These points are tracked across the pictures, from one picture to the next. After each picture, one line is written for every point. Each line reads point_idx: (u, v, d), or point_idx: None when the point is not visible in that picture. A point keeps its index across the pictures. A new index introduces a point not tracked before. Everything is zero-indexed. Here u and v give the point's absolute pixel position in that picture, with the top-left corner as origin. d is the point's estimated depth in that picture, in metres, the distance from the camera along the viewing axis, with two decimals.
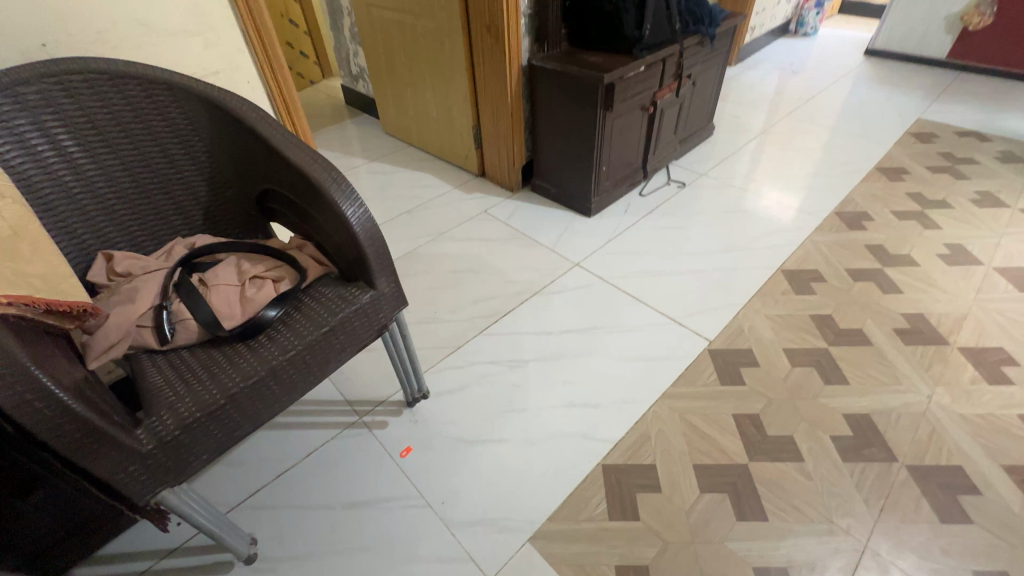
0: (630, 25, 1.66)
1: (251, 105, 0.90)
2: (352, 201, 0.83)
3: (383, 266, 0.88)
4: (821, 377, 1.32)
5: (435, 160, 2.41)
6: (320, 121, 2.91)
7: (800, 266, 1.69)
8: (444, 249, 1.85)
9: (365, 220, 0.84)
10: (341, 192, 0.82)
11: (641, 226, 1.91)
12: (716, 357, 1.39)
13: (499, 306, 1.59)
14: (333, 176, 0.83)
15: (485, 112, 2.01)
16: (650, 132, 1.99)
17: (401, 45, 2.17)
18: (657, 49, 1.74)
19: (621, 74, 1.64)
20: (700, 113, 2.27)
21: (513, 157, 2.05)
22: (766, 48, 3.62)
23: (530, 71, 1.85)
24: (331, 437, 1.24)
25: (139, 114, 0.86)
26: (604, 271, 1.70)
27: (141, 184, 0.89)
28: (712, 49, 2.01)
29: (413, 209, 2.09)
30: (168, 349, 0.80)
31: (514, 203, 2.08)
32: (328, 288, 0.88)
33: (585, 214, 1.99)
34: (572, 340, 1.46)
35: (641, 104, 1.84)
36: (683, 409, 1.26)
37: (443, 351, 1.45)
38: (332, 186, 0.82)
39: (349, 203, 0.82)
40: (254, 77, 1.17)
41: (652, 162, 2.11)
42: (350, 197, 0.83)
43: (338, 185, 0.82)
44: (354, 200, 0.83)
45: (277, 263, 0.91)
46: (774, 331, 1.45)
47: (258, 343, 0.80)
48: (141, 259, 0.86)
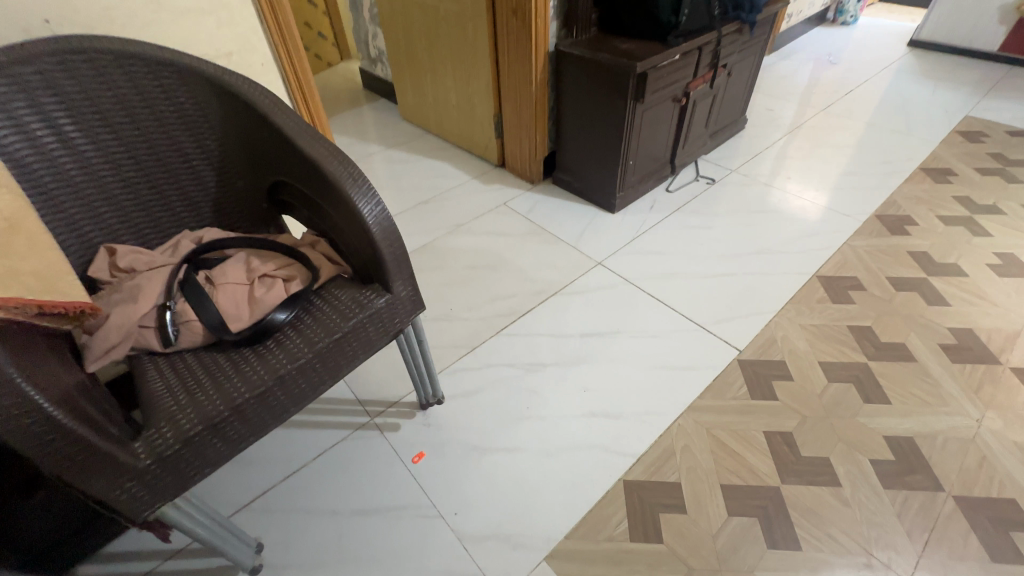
0: (666, 9, 1.55)
1: (264, 91, 0.84)
2: (369, 199, 0.76)
3: (400, 269, 0.82)
4: (860, 394, 1.24)
5: (453, 149, 2.34)
6: (337, 105, 2.84)
7: (837, 272, 1.59)
8: (462, 243, 1.79)
9: (383, 219, 0.78)
10: (357, 188, 0.76)
11: (667, 224, 1.83)
12: (746, 368, 1.31)
13: (517, 305, 1.53)
14: (349, 170, 0.77)
15: (508, 100, 1.93)
16: (681, 125, 1.89)
17: (422, 27, 2.09)
18: (693, 36, 1.63)
19: (655, 63, 1.54)
20: (733, 105, 2.16)
21: (535, 149, 1.97)
22: (802, 37, 3.45)
23: (556, 57, 1.76)
24: (341, 438, 1.20)
25: (146, 99, 0.81)
26: (628, 271, 1.63)
27: (147, 173, 0.84)
28: (751, 37, 1.89)
29: (429, 200, 2.02)
30: (172, 351, 0.75)
31: (534, 197, 2.00)
32: (341, 290, 0.83)
33: (609, 210, 1.90)
34: (593, 344, 1.40)
35: (673, 95, 1.74)
36: (711, 424, 1.19)
37: (458, 351, 1.40)
38: (348, 182, 0.76)
39: (365, 200, 0.76)
40: (268, 59, 1.11)
41: (681, 156, 2.01)
42: (367, 194, 0.76)
43: (354, 180, 0.76)
44: (371, 197, 0.77)
45: (288, 261, 0.86)
46: (809, 343, 1.37)
47: (265, 349, 0.75)
48: (145, 253, 0.81)
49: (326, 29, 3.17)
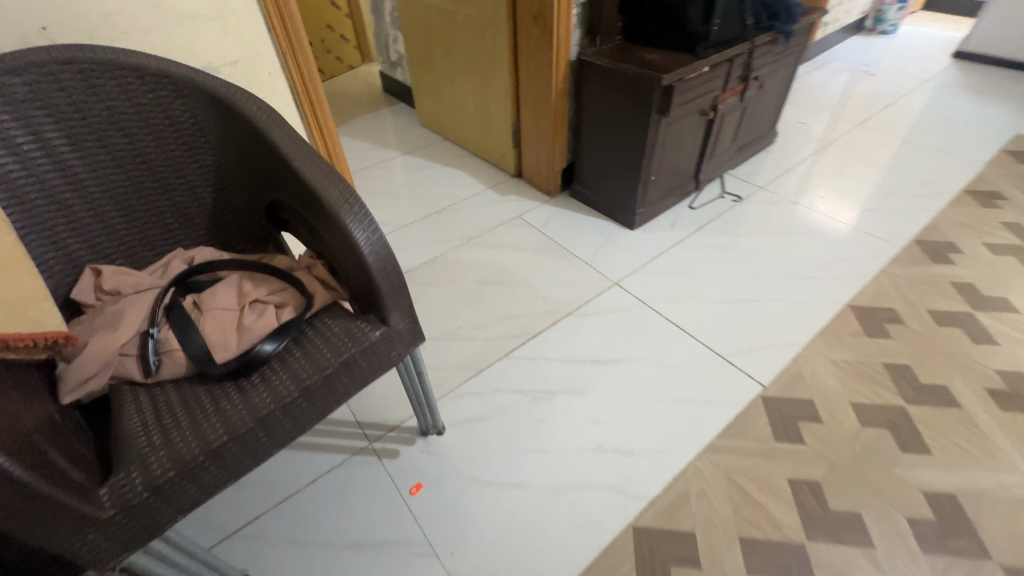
0: (695, 19, 1.47)
1: (263, 105, 0.79)
2: (364, 225, 0.71)
3: (398, 300, 0.76)
4: (897, 442, 1.14)
5: (470, 157, 2.28)
6: (355, 108, 2.82)
7: (872, 302, 1.48)
8: (473, 256, 1.73)
9: (379, 246, 0.72)
10: (351, 213, 0.71)
11: (689, 243, 1.74)
12: (770, 406, 1.22)
13: (528, 326, 1.46)
14: (344, 193, 0.71)
15: (526, 109, 1.86)
16: (707, 139, 1.79)
17: (441, 32, 2.04)
18: (724, 47, 1.54)
19: (682, 75, 1.46)
20: (764, 118, 2.05)
21: (553, 160, 1.90)
22: (837, 47, 3.30)
23: (578, 67, 1.69)
24: (338, 463, 1.15)
25: (140, 112, 0.77)
26: (645, 293, 1.54)
27: (140, 189, 0.80)
28: (785, 48, 1.78)
29: (442, 209, 1.97)
30: (153, 382, 0.71)
31: (550, 209, 1.93)
32: (334, 320, 0.77)
33: (628, 227, 1.82)
34: (605, 372, 1.32)
35: (700, 108, 1.65)
36: (730, 467, 1.10)
37: (463, 374, 1.34)
38: (342, 206, 0.70)
39: (360, 227, 0.71)
40: (276, 67, 1.06)
41: (706, 171, 1.92)
42: (362, 219, 0.71)
43: (349, 204, 0.71)
44: (366, 223, 0.71)
45: (281, 286, 0.81)
46: (841, 380, 1.27)
47: (249, 384, 0.70)
48: (133, 274, 0.77)
49: (347, 31, 3.14)
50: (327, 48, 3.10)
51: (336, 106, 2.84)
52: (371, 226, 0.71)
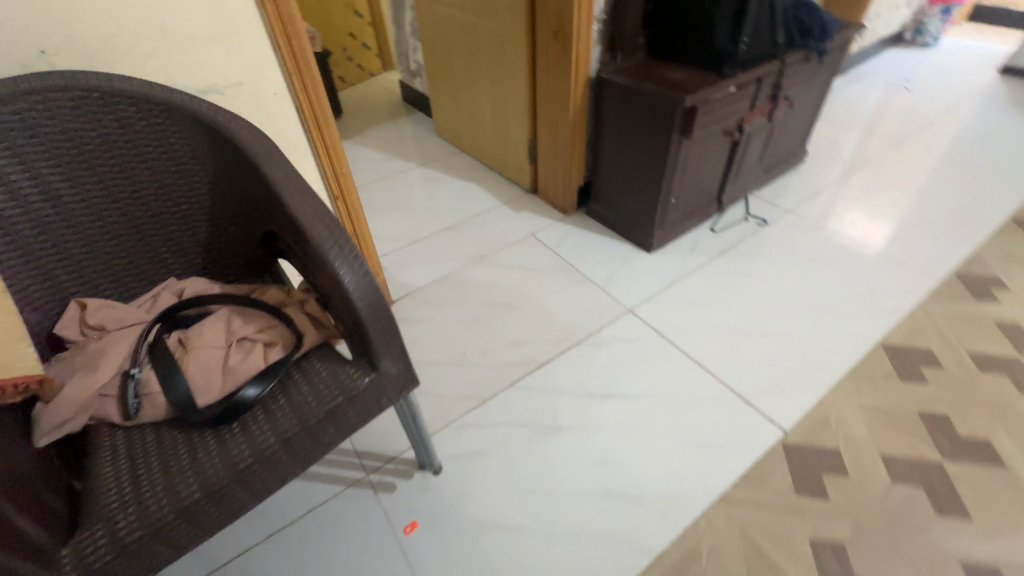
0: (723, 36, 1.40)
1: (258, 134, 0.75)
2: (352, 267, 0.67)
3: (389, 345, 0.71)
4: (931, 503, 1.05)
5: (485, 170, 2.24)
6: (374, 116, 2.81)
7: (907, 341, 1.38)
8: (484, 276, 1.68)
9: (368, 289, 0.68)
10: (341, 254, 0.67)
11: (710, 269, 1.66)
12: (791, 453, 1.14)
13: (536, 353, 1.41)
14: (335, 232, 0.67)
15: (543, 125, 1.81)
16: (732, 159, 1.71)
17: (459, 44, 2.00)
18: (752, 66, 1.46)
19: (706, 96, 1.39)
20: (793, 137, 1.96)
21: (569, 177, 1.84)
22: (874, 59, 3.15)
23: (598, 83, 1.63)
24: (333, 495, 1.11)
25: (133, 140, 0.74)
26: (661, 322, 1.47)
27: (131, 218, 0.77)
28: (818, 66, 1.69)
29: (455, 225, 1.93)
30: (132, 425, 0.68)
31: (566, 228, 1.87)
32: (322, 363, 0.73)
33: (645, 249, 1.75)
34: (615, 408, 1.25)
35: (725, 129, 1.57)
36: (746, 522, 1.03)
37: (467, 403, 1.29)
38: (330, 247, 0.66)
39: (348, 269, 0.66)
40: (282, 88, 1.03)
41: (730, 192, 1.83)
42: (351, 260, 0.67)
43: (339, 245, 0.67)
44: (356, 264, 0.67)
45: (271, 322, 0.77)
46: (870, 429, 1.18)
47: (229, 433, 0.66)
48: (119, 308, 0.74)
49: (369, 39, 3.14)
50: (349, 55, 3.10)
51: (355, 114, 2.84)
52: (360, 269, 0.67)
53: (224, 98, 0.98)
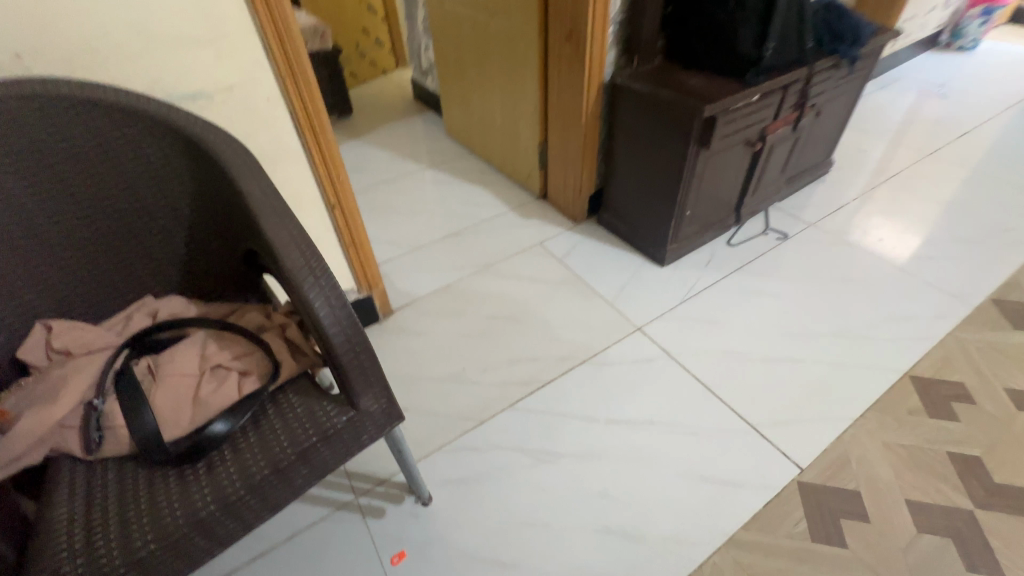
0: (747, 41, 1.31)
1: (238, 148, 0.70)
2: (326, 298, 0.61)
3: (369, 382, 0.66)
4: (960, 557, 0.97)
5: (495, 174, 2.18)
6: (384, 114, 2.76)
7: (937, 373, 1.29)
8: (487, 286, 1.62)
9: (345, 321, 0.63)
10: (316, 283, 0.61)
11: (725, 286, 1.57)
12: (807, 494, 1.06)
13: (538, 372, 1.34)
14: (311, 258, 0.62)
15: (554, 130, 1.74)
16: (753, 170, 1.62)
17: (470, 43, 1.93)
18: (778, 73, 1.37)
19: (727, 105, 1.30)
20: (818, 147, 1.85)
21: (580, 185, 1.77)
22: (908, 63, 3.00)
23: (612, 88, 1.55)
24: (319, 518, 1.07)
25: (106, 152, 0.70)
26: (671, 342, 1.40)
27: (105, 234, 0.73)
28: (849, 73, 1.59)
29: (461, 231, 1.87)
30: (95, 459, 0.63)
31: (575, 238, 1.80)
32: (299, 397, 0.68)
33: (657, 262, 1.67)
34: (618, 436, 1.19)
35: (747, 139, 1.48)
36: (755, 569, 0.96)
37: (463, 424, 1.24)
38: (304, 276, 0.61)
39: (322, 300, 0.61)
40: (274, 93, 0.98)
41: (749, 204, 1.74)
42: (325, 290, 0.62)
43: (314, 273, 0.61)
44: (332, 294, 0.62)
45: (247, 348, 0.73)
46: (894, 470, 1.09)
47: (192, 474, 0.62)
48: (87, 332, 0.70)
49: (383, 35, 3.09)
50: (361, 52, 3.05)
51: (365, 112, 2.79)
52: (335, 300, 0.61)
53: (213, 104, 0.93)
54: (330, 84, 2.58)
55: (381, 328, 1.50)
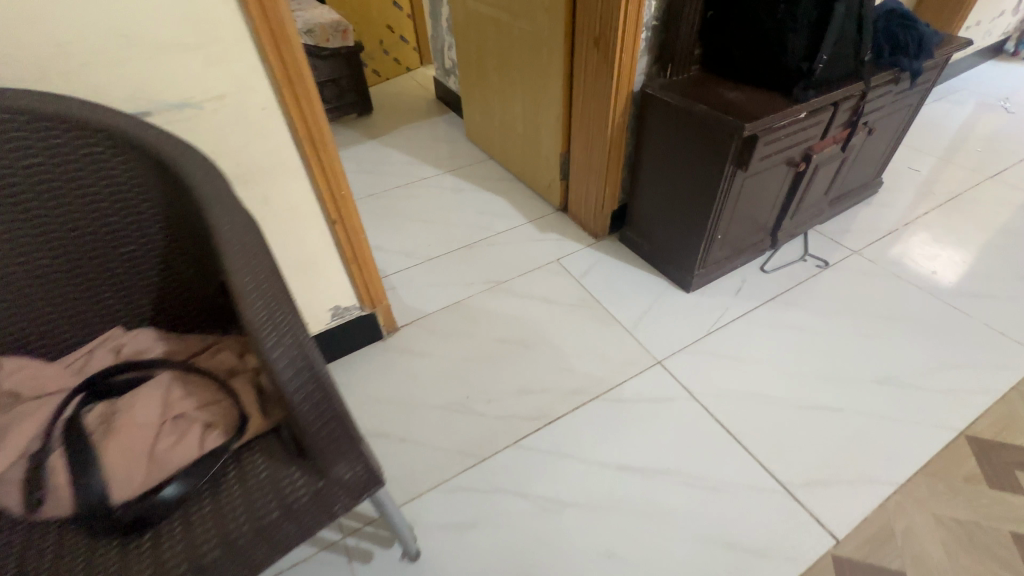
0: (795, 53, 1.18)
1: (213, 174, 0.63)
2: (287, 348, 0.53)
3: (341, 451, 0.58)
4: None
5: (513, 182, 2.08)
6: (404, 115, 2.68)
7: (998, 434, 1.14)
8: (498, 305, 1.53)
9: (309, 375, 0.55)
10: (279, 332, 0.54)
11: (756, 317, 1.44)
12: (843, 571, 0.94)
13: (547, 406, 1.25)
14: (277, 303, 0.55)
15: (578, 140, 1.62)
16: (794, 191, 1.48)
17: (493, 44, 1.83)
18: (829, 88, 1.24)
19: (770, 123, 1.17)
20: (867, 166, 1.69)
21: (602, 200, 1.66)
22: (968, 73, 2.77)
23: (642, 98, 1.43)
24: (303, 558, 1.00)
25: (69, 172, 0.63)
26: (694, 380, 1.28)
27: (69, 261, 0.66)
28: (908, 87, 1.43)
29: (475, 243, 1.78)
30: (32, 520, 0.56)
31: (595, 256, 1.69)
32: (263, 458, 0.60)
33: (683, 287, 1.55)
34: (631, 485, 1.08)
35: (790, 159, 1.35)
36: None
37: (463, 460, 1.15)
38: (264, 324, 0.53)
39: (284, 351, 0.53)
40: (270, 101, 0.90)
41: (788, 227, 1.60)
42: (287, 339, 0.54)
43: (277, 321, 0.54)
44: (296, 343, 0.54)
45: (215, 395, 0.66)
46: (945, 548, 0.96)
47: (135, 549, 0.54)
48: (42, 370, 0.66)
49: (408, 32, 3.02)
50: (385, 48, 2.98)
51: (385, 111, 2.72)
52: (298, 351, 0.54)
53: (203, 113, 0.86)
54: (350, 82, 2.52)
55: (384, 347, 1.42)
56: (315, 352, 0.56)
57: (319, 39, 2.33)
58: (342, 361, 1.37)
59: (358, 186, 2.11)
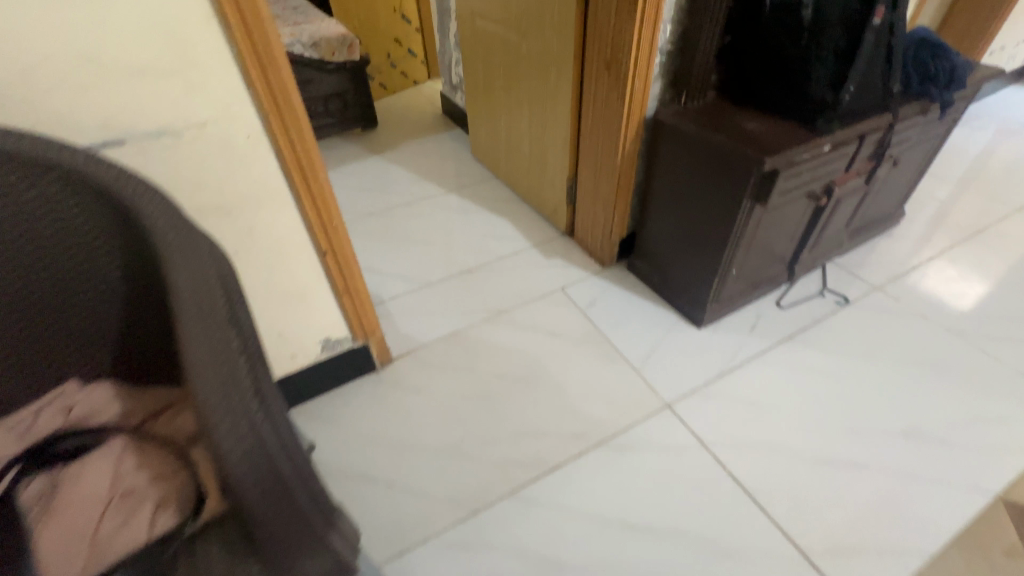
0: (821, 82, 1.11)
1: (178, 222, 0.57)
2: (235, 428, 0.46)
3: (302, 544, 0.52)
4: None
5: (518, 203, 2.01)
6: (409, 130, 2.63)
7: None
8: (499, 337, 1.45)
9: (259, 457, 0.47)
10: (230, 408, 0.47)
11: (772, 358, 1.36)
12: None
13: (547, 452, 1.16)
14: (234, 376, 0.48)
15: (586, 165, 1.56)
16: (813, 224, 1.40)
17: (500, 63, 1.77)
18: (855, 120, 1.16)
19: (792, 158, 1.10)
20: (889, 198, 1.61)
21: (610, 228, 1.58)
22: (990, 97, 2.69)
23: (654, 125, 1.36)
24: None
25: (24, 220, 0.57)
26: (705, 428, 1.20)
27: (20, 314, 0.61)
28: (937, 118, 1.35)
29: (476, 268, 1.71)
30: None
31: (601, 285, 1.61)
32: (212, 554, 0.51)
33: (694, 322, 1.47)
34: (635, 548, 1.00)
35: (811, 192, 1.27)
36: None
37: (455, 512, 1.07)
38: (215, 405, 0.46)
39: (232, 431, 0.46)
40: (255, 129, 0.84)
41: (806, 260, 1.52)
42: (237, 421, 0.47)
43: (230, 396, 0.47)
44: (251, 424, 0.47)
45: (169, 468, 0.59)
46: None
47: None
48: None
49: (416, 46, 2.98)
50: (392, 62, 2.94)
51: (390, 125, 2.67)
52: (249, 431, 0.47)
53: (183, 141, 0.80)
54: (356, 96, 2.48)
55: (377, 379, 1.35)
56: (272, 433, 0.49)
57: (324, 52, 2.28)
58: (332, 395, 1.30)
59: (359, 204, 2.05)
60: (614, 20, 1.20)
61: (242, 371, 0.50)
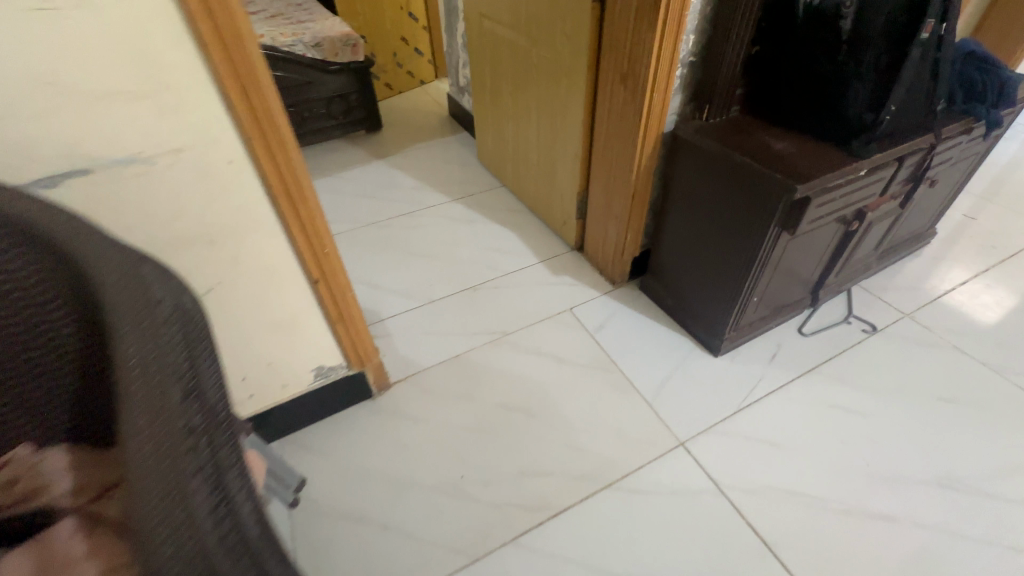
0: (858, 102, 1.02)
1: (139, 286, 0.53)
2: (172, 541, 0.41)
3: None
4: None
5: (526, 214, 1.93)
6: (414, 132, 2.55)
7: None
8: (502, 362, 1.38)
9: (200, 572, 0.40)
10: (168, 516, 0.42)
11: (793, 392, 1.27)
12: None
13: (552, 494, 1.10)
14: (178, 475, 0.44)
15: (598, 180, 1.47)
16: (842, 249, 1.31)
17: (509, 69, 1.68)
18: (894, 142, 1.07)
19: (826, 184, 1.01)
20: (921, 218, 1.51)
21: (622, 246, 1.50)
22: None
23: (672, 141, 1.27)
24: None
25: None
26: (720, 471, 1.12)
27: None
28: (980, 136, 1.25)
29: (480, 284, 1.64)
30: None
31: (611, 306, 1.53)
32: None
33: (709, 350, 1.38)
34: None
35: (842, 217, 1.18)
36: None
37: (452, 560, 1.01)
38: (155, 515, 0.42)
39: (169, 540, 0.41)
40: (237, 154, 0.77)
41: (831, 285, 1.43)
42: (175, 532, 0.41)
43: (169, 501, 0.42)
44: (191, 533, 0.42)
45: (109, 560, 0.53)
46: None
47: None
48: None
49: (423, 44, 2.89)
50: (399, 61, 2.85)
51: (395, 128, 2.59)
52: (188, 538, 0.41)
53: (157, 169, 0.72)
54: (360, 97, 2.40)
55: (374, 407, 1.28)
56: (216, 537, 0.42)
57: (327, 53, 2.20)
58: (326, 423, 1.23)
59: (361, 212, 1.98)
60: (633, 28, 1.11)
61: (189, 466, 0.45)
